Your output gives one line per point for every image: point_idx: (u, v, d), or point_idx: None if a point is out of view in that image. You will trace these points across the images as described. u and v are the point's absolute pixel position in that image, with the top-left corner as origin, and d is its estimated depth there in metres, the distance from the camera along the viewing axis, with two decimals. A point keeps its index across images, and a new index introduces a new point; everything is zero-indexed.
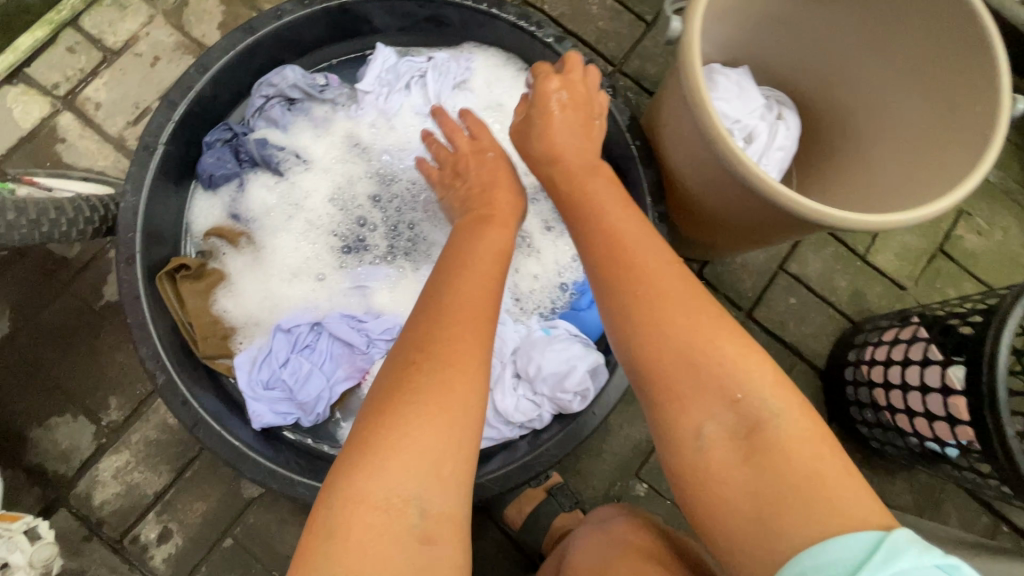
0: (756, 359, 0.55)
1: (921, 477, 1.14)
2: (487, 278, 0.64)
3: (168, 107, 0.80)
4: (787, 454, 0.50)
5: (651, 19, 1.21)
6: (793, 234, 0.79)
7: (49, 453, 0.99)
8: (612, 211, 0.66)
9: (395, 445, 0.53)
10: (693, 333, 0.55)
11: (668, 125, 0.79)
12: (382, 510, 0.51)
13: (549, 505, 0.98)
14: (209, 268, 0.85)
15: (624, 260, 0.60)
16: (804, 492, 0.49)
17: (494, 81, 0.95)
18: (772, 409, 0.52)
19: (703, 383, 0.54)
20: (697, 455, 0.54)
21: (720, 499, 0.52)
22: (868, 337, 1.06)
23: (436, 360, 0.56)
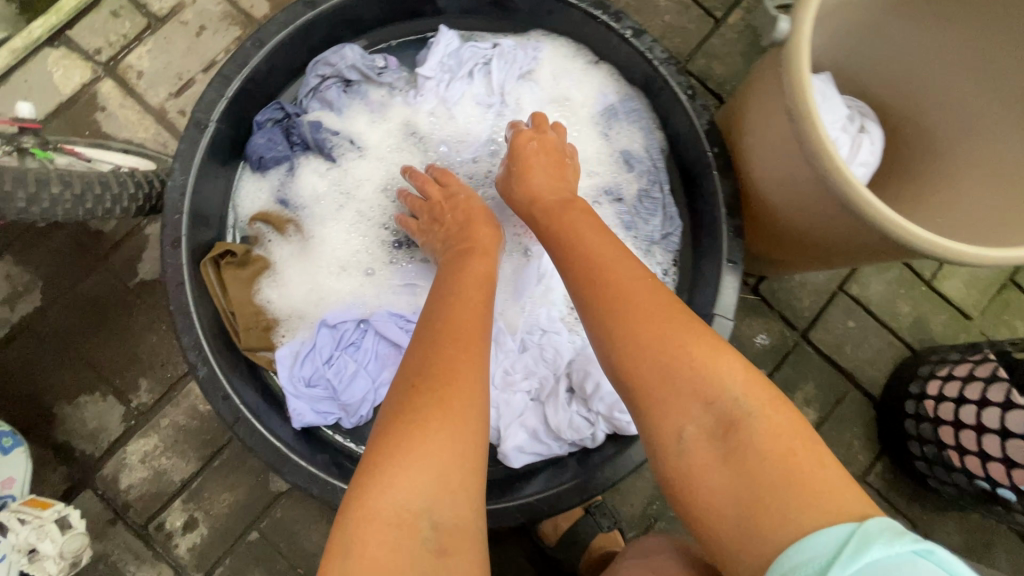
0: (727, 353, 0.52)
1: (972, 517, 1.08)
2: (471, 304, 0.63)
3: (221, 82, 0.76)
4: (765, 451, 0.47)
5: (721, 15, 1.12)
6: (879, 258, 0.72)
7: (77, 432, 0.96)
8: (588, 236, 0.64)
9: (403, 457, 0.51)
10: (668, 341, 0.52)
11: (756, 129, 0.73)
12: (394, 525, 0.49)
13: (586, 524, 0.92)
14: (254, 255, 0.81)
15: (599, 275, 0.58)
16: (785, 489, 0.45)
17: (561, 73, 0.90)
18: (743, 405, 0.50)
19: (678, 387, 0.51)
20: (679, 459, 0.51)
21: (703, 503, 0.49)
22: (935, 369, 0.98)
23: (434, 372, 0.55)
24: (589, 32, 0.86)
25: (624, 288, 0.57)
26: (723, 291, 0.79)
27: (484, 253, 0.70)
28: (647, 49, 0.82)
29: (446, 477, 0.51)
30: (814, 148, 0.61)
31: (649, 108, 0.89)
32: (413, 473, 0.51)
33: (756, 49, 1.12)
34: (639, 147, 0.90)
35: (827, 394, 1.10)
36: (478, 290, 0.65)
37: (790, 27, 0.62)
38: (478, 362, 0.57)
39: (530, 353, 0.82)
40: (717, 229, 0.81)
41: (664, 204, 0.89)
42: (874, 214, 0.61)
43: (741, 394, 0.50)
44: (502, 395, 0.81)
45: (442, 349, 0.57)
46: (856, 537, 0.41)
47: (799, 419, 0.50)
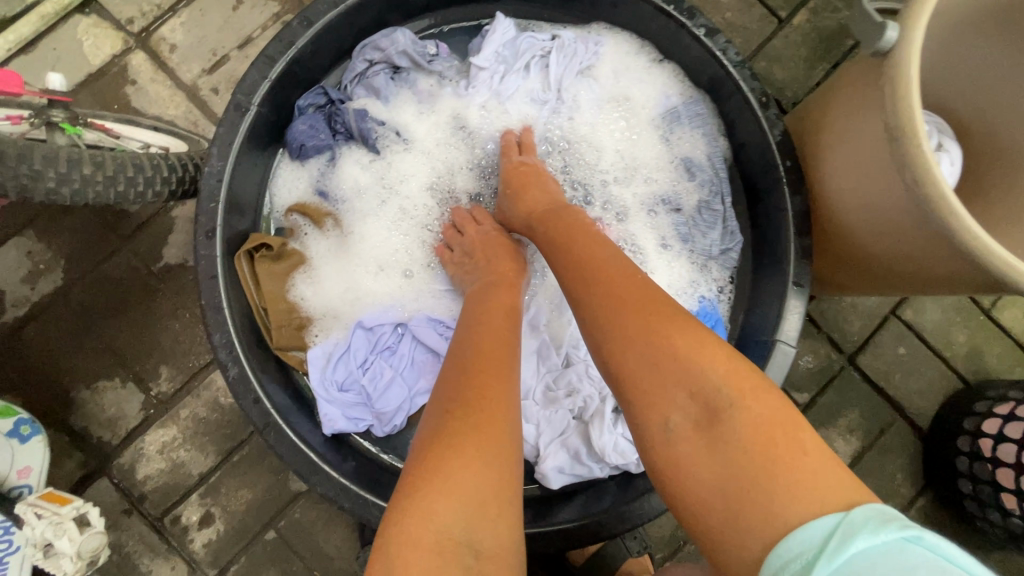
0: (710, 343, 0.49)
1: (1017, 559, 1.03)
2: (501, 329, 0.60)
3: (265, 64, 0.71)
4: (749, 438, 0.44)
5: (785, 16, 1.03)
6: (970, 288, 0.65)
7: (95, 418, 0.93)
8: (586, 244, 0.61)
9: (444, 478, 0.46)
10: (663, 338, 0.49)
11: (840, 146, 0.68)
12: (435, 553, 0.44)
13: (615, 546, 0.84)
14: (290, 248, 0.79)
15: (593, 274, 0.56)
16: (772, 477, 0.42)
17: (622, 70, 0.85)
18: (725, 391, 0.46)
19: (665, 378, 0.48)
20: (664, 447, 0.48)
21: (692, 495, 0.46)
22: (994, 406, 0.92)
23: (469, 392, 0.52)
24: (655, 27, 0.81)
25: (620, 288, 0.54)
26: (788, 315, 0.75)
27: (511, 285, 0.68)
28: (721, 50, 0.76)
29: (487, 501, 0.46)
30: (916, 168, 0.56)
31: (713, 113, 0.84)
32: (455, 496, 0.46)
33: (821, 53, 1.03)
34: (701, 154, 0.85)
35: (871, 422, 1.05)
36: (502, 312, 0.63)
37: (899, 34, 0.56)
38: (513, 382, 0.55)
39: (575, 369, 0.78)
40: (783, 251, 0.77)
41: (725, 217, 0.84)
42: (974, 244, 0.54)
43: (724, 381, 0.47)
44: (543, 413, 0.78)
45: (477, 369, 0.54)
46: (842, 529, 0.38)
47: (787, 406, 0.46)
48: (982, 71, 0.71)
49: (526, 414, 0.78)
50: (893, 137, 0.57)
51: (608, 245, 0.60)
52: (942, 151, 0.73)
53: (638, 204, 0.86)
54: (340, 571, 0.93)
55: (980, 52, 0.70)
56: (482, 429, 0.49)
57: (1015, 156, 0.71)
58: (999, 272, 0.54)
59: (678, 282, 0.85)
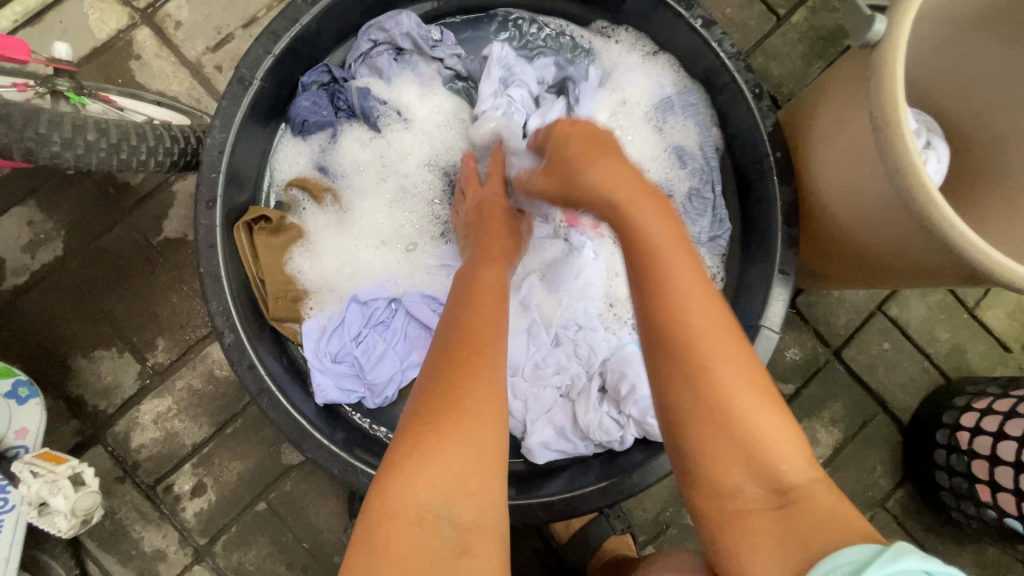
0: (788, 433, 0.48)
1: (991, 551, 1.05)
2: (494, 310, 0.59)
3: (269, 39, 0.73)
4: (822, 512, 0.45)
5: (784, 13, 1.04)
6: (949, 279, 0.67)
7: (92, 386, 0.95)
8: (677, 273, 0.50)
9: (425, 455, 0.48)
10: (749, 417, 0.47)
11: (829, 138, 0.70)
12: (416, 524, 0.46)
13: (600, 526, 0.89)
14: (288, 222, 0.80)
15: (685, 328, 0.48)
16: (833, 533, 0.43)
17: (617, 65, 0.88)
18: (802, 475, 0.47)
19: (746, 454, 0.47)
20: (726, 503, 0.48)
21: (743, 542, 0.46)
22: (972, 401, 0.94)
23: (451, 371, 0.52)
24: (654, 18, 0.83)
25: (715, 353, 0.48)
26: (772, 302, 0.77)
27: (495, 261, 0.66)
28: (717, 41, 0.78)
29: (466, 476, 0.48)
30: (899, 159, 0.57)
31: (707, 104, 0.86)
32: (435, 474, 0.47)
33: (818, 52, 1.04)
34: (694, 143, 0.87)
35: (854, 415, 1.07)
36: (491, 291, 0.61)
37: (886, 27, 0.58)
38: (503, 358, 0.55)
39: (564, 348, 0.82)
40: (770, 239, 0.79)
41: (715, 205, 0.86)
42: (956, 236, 0.56)
43: (802, 470, 0.47)
44: (531, 389, 0.80)
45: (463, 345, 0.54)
46: (885, 552, 0.39)
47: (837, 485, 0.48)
48: (970, 70, 0.73)
49: (515, 390, 0.81)
50: (878, 128, 0.58)
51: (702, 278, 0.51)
52: (929, 149, 0.75)
53: None
54: (328, 543, 0.95)
55: (966, 53, 0.72)
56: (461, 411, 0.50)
57: (1000, 155, 0.73)
58: (973, 259, 0.56)
59: None
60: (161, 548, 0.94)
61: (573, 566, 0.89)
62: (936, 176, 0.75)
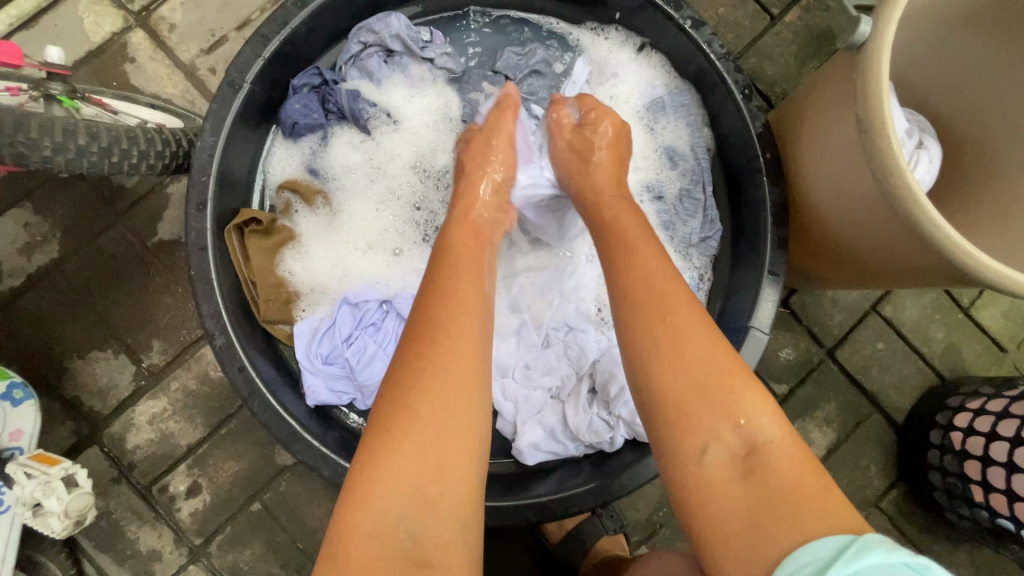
0: (747, 385, 0.51)
1: (985, 551, 1.05)
2: (464, 299, 0.58)
3: (259, 43, 0.74)
4: (785, 478, 0.47)
5: (777, 13, 1.04)
6: (926, 275, 0.66)
7: (87, 388, 0.95)
8: (643, 252, 0.59)
9: (382, 465, 0.49)
10: (699, 366, 0.51)
11: (810, 132, 0.71)
12: (375, 538, 0.47)
13: (592, 525, 0.89)
14: (280, 225, 0.81)
15: (658, 306, 0.54)
16: (795, 519, 0.44)
17: (608, 62, 0.89)
18: (768, 433, 0.49)
19: (712, 405, 0.49)
20: (694, 467, 0.49)
21: (711, 512, 0.47)
22: (966, 401, 0.94)
23: (406, 367, 0.53)
24: (644, 18, 0.84)
25: (676, 310, 0.54)
26: (761, 303, 0.78)
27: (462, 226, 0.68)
28: (706, 42, 0.79)
29: (424, 484, 0.48)
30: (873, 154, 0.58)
31: (699, 103, 0.87)
32: (390, 487, 0.48)
33: (811, 51, 1.04)
34: (685, 144, 0.88)
35: (848, 415, 1.07)
36: (468, 267, 0.62)
37: (872, 27, 0.58)
38: (465, 348, 0.54)
39: (554, 349, 0.83)
40: (760, 240, 0.80)
41: (705, 206, 0.87)
42: (938, 233, 0.56)
43: (768, 424, 0.49)
44: (521, 391, 0.81)
45: (421, 337, 0.54)
46: (854, 546, 0.41)
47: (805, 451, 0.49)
48: (958, 70, 0.73)
49: (506, 392, 0.82)
50: (863, 129, 0.58)
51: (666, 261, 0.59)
52: (922, 149, 0.75)
53: None
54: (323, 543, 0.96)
55: (959, 52, 0.72)
56: (412, 418, 0.50)
57: (993, 155, 0.72)
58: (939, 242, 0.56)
59: None
60: (156, 548, 0.95)
61: (565, 566, 0.89)
62: (928, 176, 0.75)
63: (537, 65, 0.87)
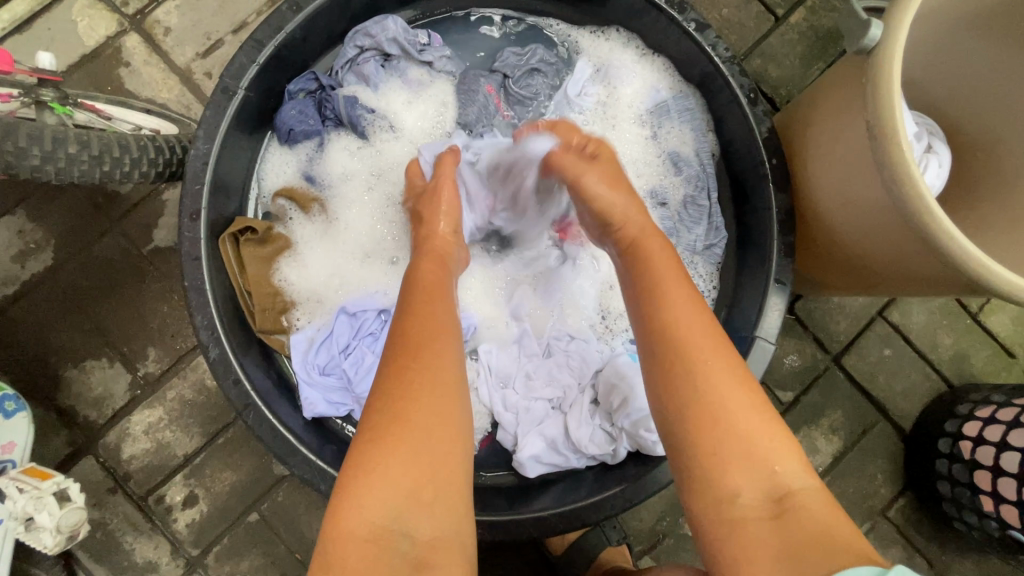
0: (778, 435, 0.50)
1: (993, 561, 1.04)
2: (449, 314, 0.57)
3: (253, 48, 0.73)
4: (818, 521, 0.45)
5: (782, 13, 1.02)
6: (937, 288, 0.65)
7: (82, 397, 0.94)
8: (675, 297, 0.55)
9: (374, 471, 0.47)
10: (734, 415, 0.49)
11: (827, 142, 0.68)
12: (371, 542, 0.45)
13: (595, 536, 0.87)
14: (275, 233, 0.80)
15: (686, 347, 0.52)
16: (824, 554, 0.42)
17: (610, 64, 0.87)
18: (802, 481, 0.48)
19: (744, 454, 0.48)
20: (725, 510, 0.48)
21: (742, 550, 0.46)
22: (975, 409, 0.92)
23: (395, 381, 0.50)
24: (646, 20, 0.82)
25: (708, 362, 0.51)
26: (767, 313, 0.76)
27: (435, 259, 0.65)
28: (710, 45, 0.78)
29: (419, 488, 0.47)
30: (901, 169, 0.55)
31: (703, 108, 0.86)
32: (384, 490, 0.46)
33: (817, 53, 1.02)
34: (690, 150, 0.87)
35: (854, 422, 1.05)
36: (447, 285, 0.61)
37: (884, 32, 0.55)
38: (450, 357, 0.53)
39: (556, 359, 0.81)
40: (766, 247, 0.79)
41: (710, 213, 0.85)
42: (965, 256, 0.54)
43: (801, 471, 0.49)
44: (523, 402, 0.80)
45: (406, 351, 0.52)
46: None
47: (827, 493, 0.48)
48: (967, 72, 0.71)
49: (506, 403, 0.80)
50: (874, 138, 0.57)
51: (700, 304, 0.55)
52: (931, 153, 0.73)
53: None
54: None
55: (969, 54, 0.70)
56: (403, 427, 0.48)
57: (1004, 161, 0.71)
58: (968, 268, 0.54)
59: None
60: (152, 559, 0.93)
61: None
62: (937, 181, 0.73)
63: (538, 65, 0.86)
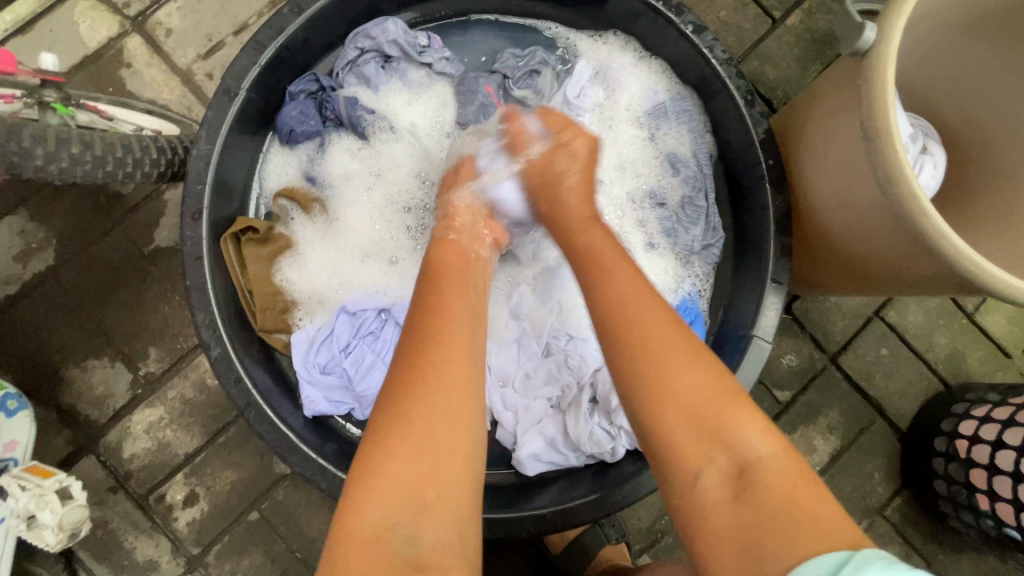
0: (732, 406, 0.49)
1: (990, 560, 1.04)
2: (465, 299, 0.59)
3: (255, 50, 0.73)
4: (777, 495, 0.46)
5: (779, 16, 1.02)
6: (926, 282, 0.65)
7: (84, 396, 0.94)
8: (618, 281, 0.57)
9: (378, 470, 0.48)
10: (691, 390, 0.50)
11: (815, 130, 0.70)
12: (372, 544, 0.46)
13: (594, 535, 0.88)
14: (277, 233, 0.81)
15: (629, 331, 0.53)
16: (785, 529, 0.44)
17: (609, 65, 0.88)
18: (758, 451, 0.48)
19: (705, 431, 0.49)
20: (687, 487, 0.48)
21: (710, 525, 0.47)
22: (971, 408, 0.93)
23: (402, 377, 0.52)
24: (644, 23, 0.83)
25: (653, 337, 0.52)
26: (764, 312, 0.77)
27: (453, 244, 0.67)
28: (708, 47, 0.79)
29: (420, 488, 0.47)
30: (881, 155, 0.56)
31: (700, 109, 0.86)
32: (386, 493, 0.47)
33: (813, 55, 1.03)
34: (687, 151, 0.87)
35: (852, 422, 1.05)
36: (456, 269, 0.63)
37: (877, 35, 0.57)
38: (455, 347, 0.53)
39: (555, 358, 0.82)
40: (764, 247, 0.79)
41: (707, 213, 0.86)
42: (944, 242, 0.55)
43: (760, 441, 0.48)
44: (522, 400, 0.81)
45: (410, 347, 0.54)
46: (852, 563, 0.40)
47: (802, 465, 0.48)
48: (961, 75, 0.72)
49: (505, 402, 0.81)
50: (869, 138, 0.57)
51: (642, 283, 0.57)
52: (926, 154, 0.74)
53: (626, 200, 0.88)
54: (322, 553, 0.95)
55: (962, 57, 0.71)
56: (404, 429, 0.49)
57: (1000, 161, 0.71)
58: (946, 250, 0.55)
59: (667, 280, 0.87)
60: (153, 558, 0.94)
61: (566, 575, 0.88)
62: (932, 182, 0.73)
63: (537, 65, 0.86)
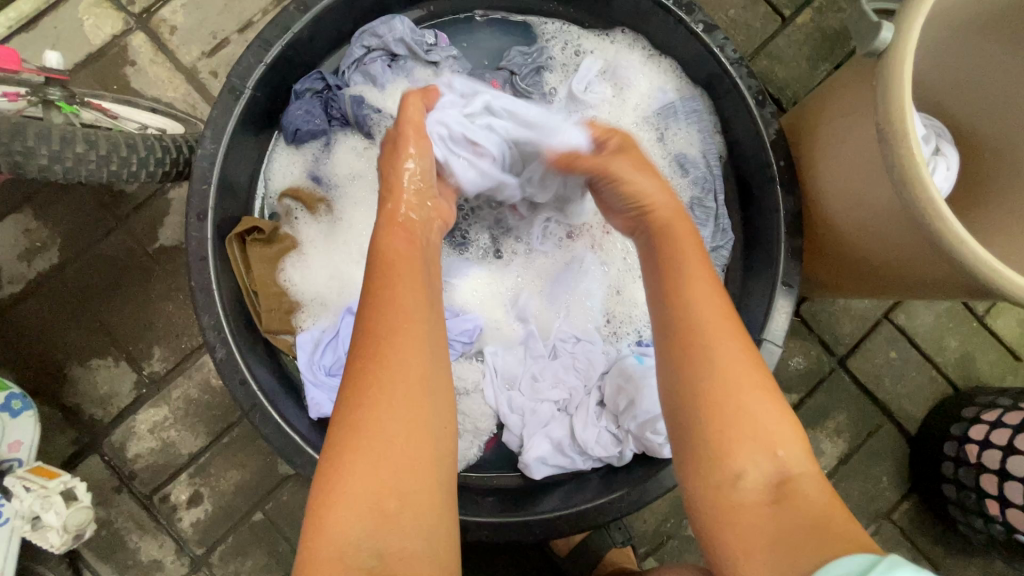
0: (783, 416, 0.49)
1: (998, 564, 1.03)
2: (416, 290, 0.54)
3: (261, 48, 0.73)
4: (817, 506, 0.46)
5: (789, 14, 1.01)
6: (939, 288, 0.64)
7: (88, 395, 0.94)
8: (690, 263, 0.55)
9: (339, 485, 0.46)
10: (742, 397, 0.48)
11: (830, 135, 0.69)
12: (337, 559, 0.45)
13: (600, 537, 0.87)
14: (282, 233, 0.80)
15: (691, 318, 0.51)
16: (821, 542, 0.43)
17: (617, 63, 0.87)
18: (800, 463, 0.48)
19: (750, 435, 0.48)
20: (725, 494, 0.48)
21: (739, 532, 0.46)
22: (981, 412, 0.91)
23: (353, 387, 0.49)
24: (654, 21, 0.82)
25: (710, 331, 0.50)
26: (774, 315, 0.76)
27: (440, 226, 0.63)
28: (718, 47, 0.78)
29: (381, 500, 0.46)
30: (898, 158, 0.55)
31: (710, 109, 0.86)
32: (347, 507, 0.46)
33: (824, 54, 1.01)
34: (696, 151, 0.86)
35: (859, 425, 1.05)
36: (407, 260, 0.56)
37: (893, 36, 0.55)
38: (412, 351, 0.50)
39: (561, 361, 0.82)
40: (773, 249, 0.79)
41: (717, 215, 0.85)
42: (962, 248, 0.53)
43: (802, 456, 0.49)
44: (529, 403, 0.80)
45: (364, 351, 0.50)
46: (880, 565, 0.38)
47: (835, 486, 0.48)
48: (975, 76, 0.71)
49: (512, 404, 0.81)
50: (882, 140, 0.56)
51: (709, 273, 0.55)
52: (939, 155, 0.72)
53: None
54: None
55: (976, 59, 0.70)
56: (359, 440, 0.47)
57: (1015, 163, 0.70)
58: (960, 255, 0.54)
59: None
60: (158, 558, 0.94)
61: None
62: (945, 184, 0.72)
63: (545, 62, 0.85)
